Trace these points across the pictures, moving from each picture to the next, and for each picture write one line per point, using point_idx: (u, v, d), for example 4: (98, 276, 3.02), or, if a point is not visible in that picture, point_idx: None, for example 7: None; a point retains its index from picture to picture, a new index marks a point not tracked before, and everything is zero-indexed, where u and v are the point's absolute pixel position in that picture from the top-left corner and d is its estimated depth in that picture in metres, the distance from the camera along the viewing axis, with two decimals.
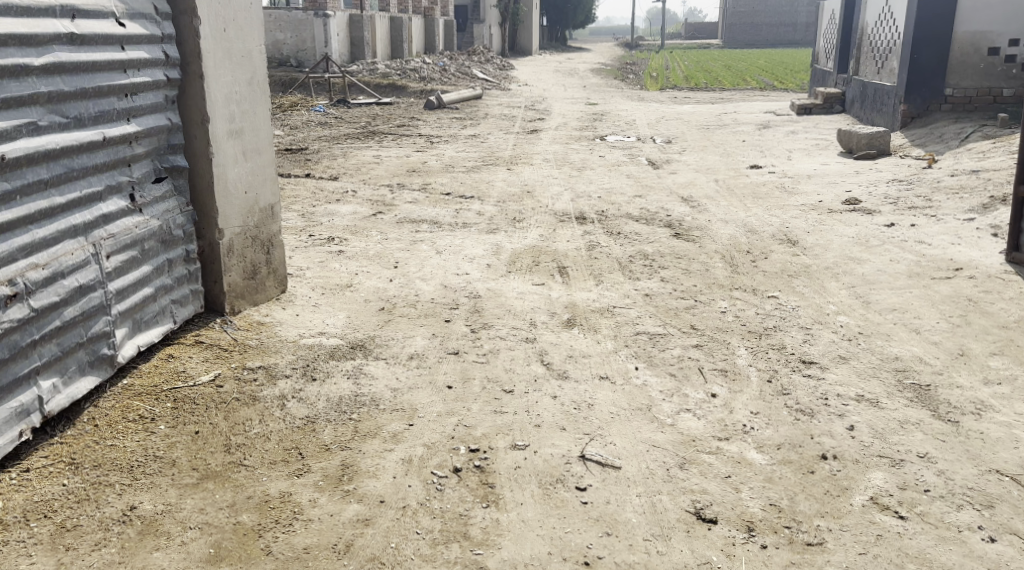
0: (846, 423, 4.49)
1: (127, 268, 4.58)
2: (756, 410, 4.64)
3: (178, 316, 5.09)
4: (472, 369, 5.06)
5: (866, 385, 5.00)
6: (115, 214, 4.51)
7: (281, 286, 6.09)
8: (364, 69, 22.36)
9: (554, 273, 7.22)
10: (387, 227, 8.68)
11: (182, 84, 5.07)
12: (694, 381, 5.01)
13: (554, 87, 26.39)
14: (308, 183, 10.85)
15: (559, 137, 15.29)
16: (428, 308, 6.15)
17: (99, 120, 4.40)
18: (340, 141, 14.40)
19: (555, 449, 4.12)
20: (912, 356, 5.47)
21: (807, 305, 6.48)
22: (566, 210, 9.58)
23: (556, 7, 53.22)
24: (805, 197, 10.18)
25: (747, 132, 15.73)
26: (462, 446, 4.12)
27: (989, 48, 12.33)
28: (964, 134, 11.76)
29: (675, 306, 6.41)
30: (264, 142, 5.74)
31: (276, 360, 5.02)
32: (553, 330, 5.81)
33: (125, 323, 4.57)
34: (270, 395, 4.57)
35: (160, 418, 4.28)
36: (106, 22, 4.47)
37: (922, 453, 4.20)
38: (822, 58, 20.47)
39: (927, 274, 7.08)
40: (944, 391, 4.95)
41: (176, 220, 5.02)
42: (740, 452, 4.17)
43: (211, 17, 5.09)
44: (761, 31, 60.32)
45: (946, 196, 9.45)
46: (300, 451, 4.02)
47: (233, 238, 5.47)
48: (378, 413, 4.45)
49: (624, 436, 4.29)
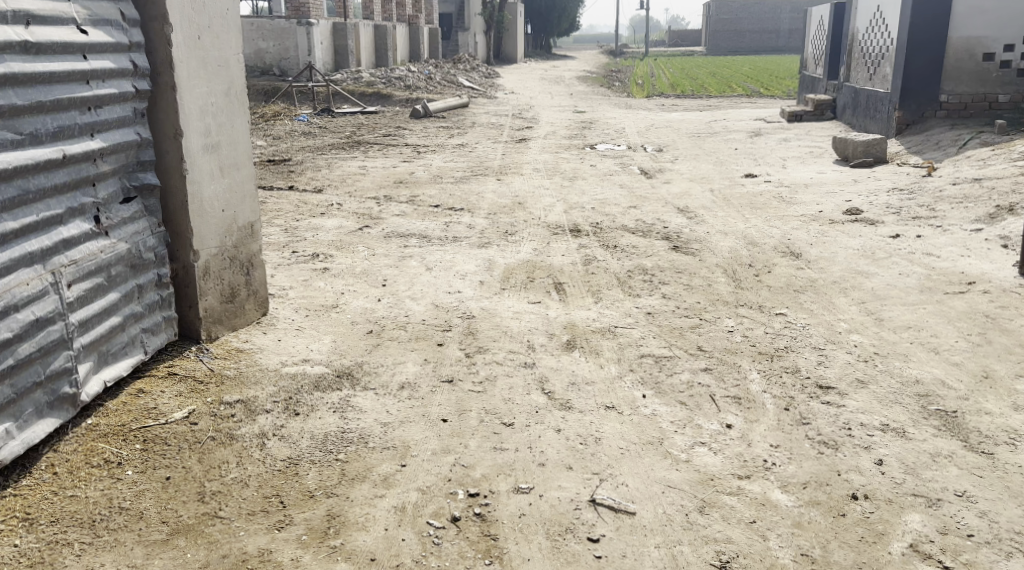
0: (874, 457, 4.16)
1: (91, 297, 4.21)
2: (776, 443, 4.30)
3: (149, 346, 4.70)
4: (468, 400, 4.69)
5: (890, 413, 4.67)
6: (77, 238, 4.14)
7: (262, 308, 5.71)
8: (348, 78, 21.96)
9: (550, 290, 6.87)
10: (375, 242, 8.29)
11: (152, 96, 4.71)
12: (706, 410, 4.67)
13: (541, 95, 26.05)
14: (291, 196, 10.46)
15: (549, 145, 14.93)
16: (418, 331, 5.78)
17: (58, 136, 4.03)
18: (324, 151, 14.02)
19: (562, 492, 3.76)
20: (933, 379, 5.15)
21: (818, 324, 6.15)
22: (559, 223, 9.22)
23: (541, 16, 52.94)
24: (805, 206, 9.89)
25: (739, 140, 15.44)
26: (461, 490, 3.77)
27: (984, 54, 12.15)
28: (962, 140, 11.51)
29: (680, 325, 6.07)
30: (243, 157, 5.37)
31: (257, 392, 4.64)
32: (552, 353, 5.46)
33: (89, 357, 4.19)
34: (249, 434, 4.20)
35: (128, 462, 3.91)
36: (66, 30, 4.10)
37: (960, 491, 3.88)
38: (810, 65, 20.28)
39: (939, 289, 6.78)
40: (973, 418, 4.63)
41: (146, 242, 4.65)
42: (764, 492, 3.84)
43: (184, 23, 4.73)
44: (745, 38, 60.20)
45: (950, 206, 9.18)
46: (281, 499, 3.66)
47: (209, 259, 5.09)
48: (368, 452, 4.08)
49: (636, 475, 3.94)
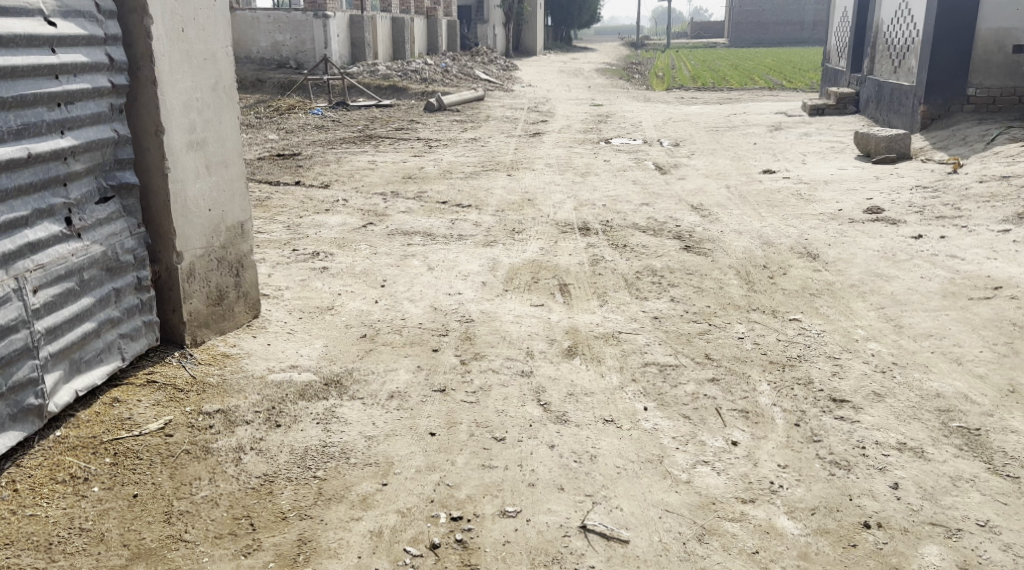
0: (889, 480, 3.90)
1: (60, 302, 4.02)
2: (784, 463, 4.03)
3: (128, 352, 4.49)
4: (459, 412, 4.45)
5: (908, 430, 4.39)
6: (45, 241, 3.96)
7: (253, 310, 5.48)
8: (365, 71, 21.75)
9: (554, 292, 6.62)
10: (377, 240, 8.07)
11: (131, 91, 4.50)
12: (712, 425, 4.40)
13: (558, 88, 25.75)
14: (297, 191, 10.25)
15: (563, 140, 14.64)
16: (414, 336, 5.54)
17: (23, 133, 3.84)
18: (335, 145, 13.81)
19: (551, 517, 3.55)
20: (955, 393, 4.85)
21: (833, 330, 5.86)
22: (568, 221, 8.97)
23: (562, 7, 52.46)
24: (824, 204, 9.57)
25: (758, 135, 15.08)
26: (443, 513, 3.57)
27: (1014, 46, 11.66)
28: (989, 136, 11.11)
29: (688, 331, 5.80)
30: (232, 154, 5.14)
31: (239, 402, 4.42)
32: (552, 361, 5.21)
33: (59, 365, 4.00)
34: (226, 447, 3.99)
35: (95, 477, 3.72)
36: (32, 21, 3.90)
37: (983, 520, 3.62)
38: (832, 57, 19.85)
39: (963, 294, 6.47)
40: (997, 437, 4.35)
41: (124, 244, 4.44)
42: (769, 519, 3.60)
43: (165, 15, 4.51)
44: (768, 30, 59.45)
45: (976, 204, 8.83)
46: (251, 521, 3.48)
47: (193, 261, 4.87)
48: (349, 468, 3.86)
49: (633, 498, 3.70)
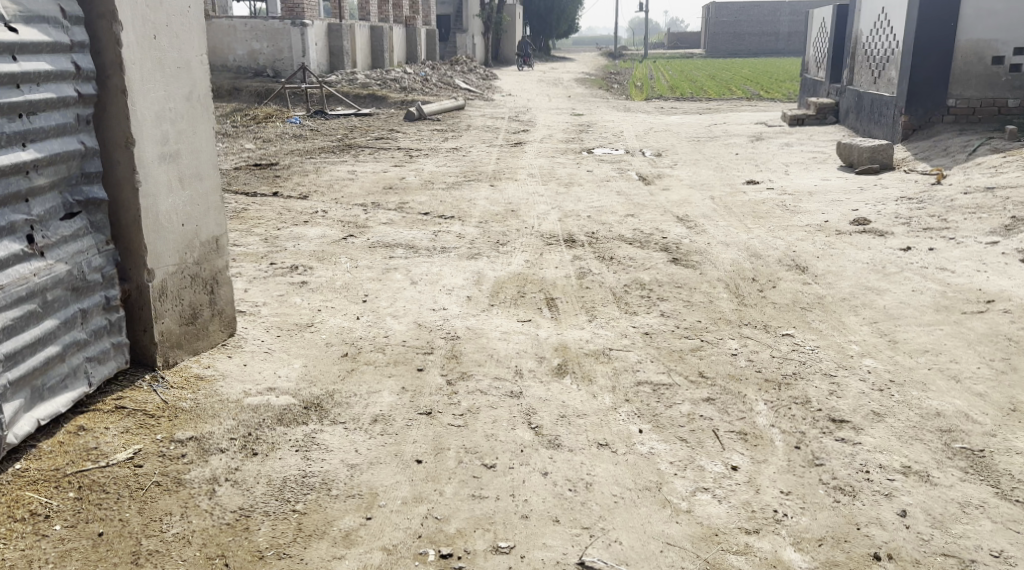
0: (897, 507, 3.74)
1: (21, 327, 3.78)
2: (787, 489, 3.87)
3: (96, 376, 4.26)
4: (446, 438, 4.23)
5: (911, 453, 4.24)
6: (5, 261, 3.73)
7: (228, 329, 5.25)
8: (343, 80, 21.51)
9: (541, 307, 6.43)
10: (357, 253, 7.84)
11: (100, 101, 4.27)
12: (710, 448, 4.22)
13: (538, 97, 25.62)
14: (275, 202, 10.02)
15: (545, 150, 14.49)
16: (397, 355, 5.33)
17: None
18: (313, 155, 13.57)
19: (547, 553, 3.38)
20: (955, 412, 4.70)
21: (828, 346, 5.71)
22: (553, 232, 8.79)
23: (540, 16, 52.50)
24: (810, 215, 9.46)
25: (740, 145, 15.00)
26: (431, 550, 3.39)
27: (993, 57, 11.72)
28: (971, 147, 11.07)
29: (680, 347, 5.62)
30: (206, 165, 4.91)
31: (213, 428, 4.19)
32: (541, 380, 5.01)
33: (19, 393, 3.76)
34: (199, 478, 3.77)
35: (58, 514, 3.49)
36: None
37: (996, 551, 3.48)
38: (810, 68, 19.92)
39: (956, 308, 6.35)
40: (1002, 458, 4.20)
41: (90, 262, 4.21)
42: (774, 551, 3.45)
43: (136, 21, 4.29)
44: (744, 40, 59.81)
45: (962, 216, 8.75)
46: (226, 562, 3.28)
47: (166, 279, 4.64)
48: (331, 500, 3.65)
49: (631, 530, 3.53)
